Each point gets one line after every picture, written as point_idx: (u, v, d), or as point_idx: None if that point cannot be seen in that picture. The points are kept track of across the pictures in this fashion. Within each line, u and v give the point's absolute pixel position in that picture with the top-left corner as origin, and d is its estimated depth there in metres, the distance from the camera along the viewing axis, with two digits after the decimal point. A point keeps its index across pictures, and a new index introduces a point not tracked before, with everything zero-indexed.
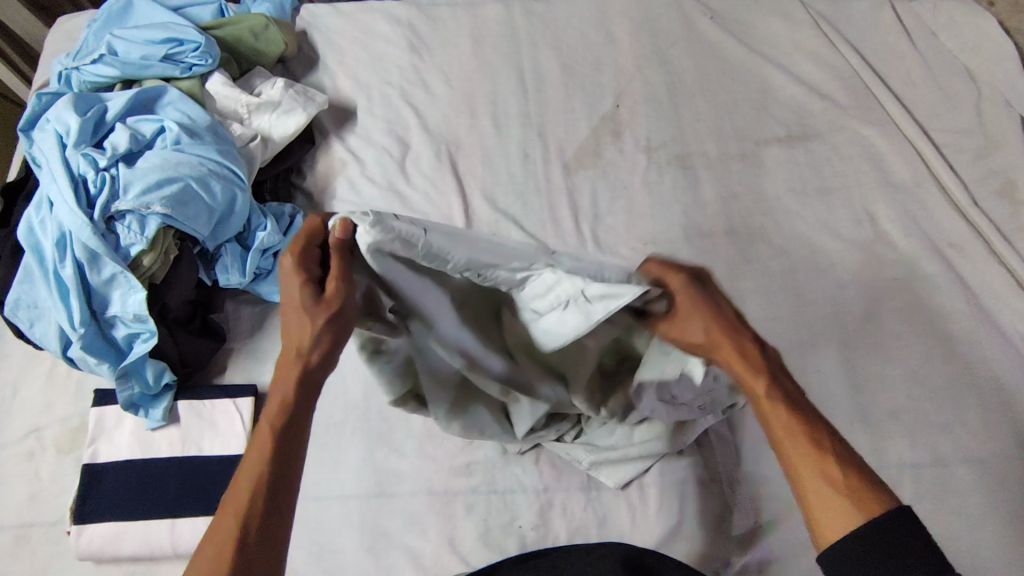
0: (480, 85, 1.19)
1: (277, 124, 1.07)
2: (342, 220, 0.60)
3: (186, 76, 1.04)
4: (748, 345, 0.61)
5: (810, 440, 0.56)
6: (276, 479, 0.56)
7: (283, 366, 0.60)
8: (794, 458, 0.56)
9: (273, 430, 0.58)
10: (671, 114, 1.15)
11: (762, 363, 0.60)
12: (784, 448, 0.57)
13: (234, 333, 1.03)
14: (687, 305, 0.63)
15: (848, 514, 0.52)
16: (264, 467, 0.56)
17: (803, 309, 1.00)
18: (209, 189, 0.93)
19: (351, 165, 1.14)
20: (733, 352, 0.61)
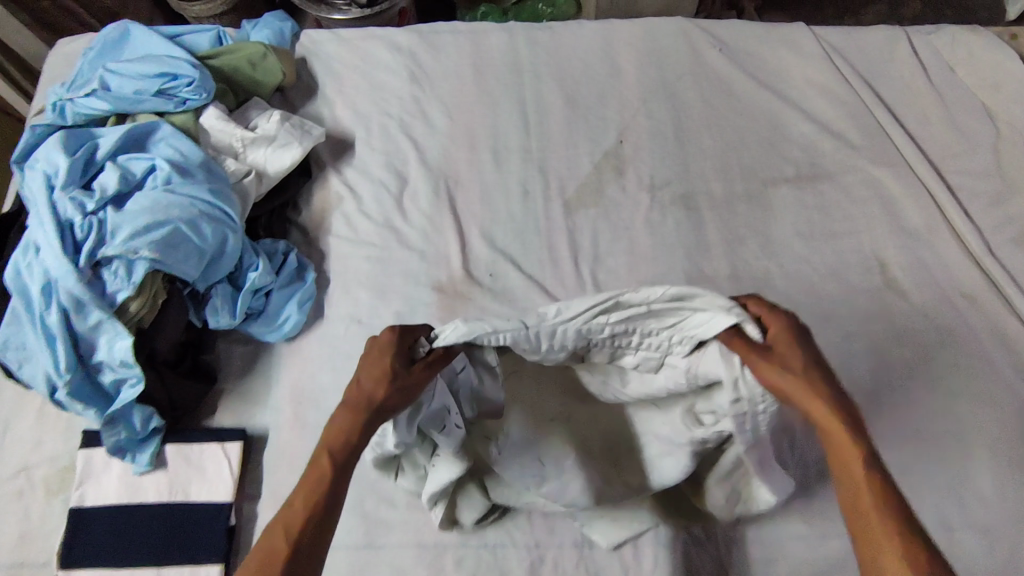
0: (480, 117, 1.16)
1: (272, 157, 1.06)
2: (394, 327, 0.70)
3: (181, 110, 1.01)
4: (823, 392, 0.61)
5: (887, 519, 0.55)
6: (328, 502, 0.61)
7: (346, 406, 0.65)
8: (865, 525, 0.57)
9: (330, 457, 0.63)
10: (677, 150, 1.12)
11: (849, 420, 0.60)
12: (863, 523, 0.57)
13: (227, 373, 1.03)
14: (790, 353, 0.64)
15: None
16: (323, 485, 0.62)
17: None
18: (200, 231, 0.91)
19: (348, 201, 1.12)
20: (811, 398, 0.61)
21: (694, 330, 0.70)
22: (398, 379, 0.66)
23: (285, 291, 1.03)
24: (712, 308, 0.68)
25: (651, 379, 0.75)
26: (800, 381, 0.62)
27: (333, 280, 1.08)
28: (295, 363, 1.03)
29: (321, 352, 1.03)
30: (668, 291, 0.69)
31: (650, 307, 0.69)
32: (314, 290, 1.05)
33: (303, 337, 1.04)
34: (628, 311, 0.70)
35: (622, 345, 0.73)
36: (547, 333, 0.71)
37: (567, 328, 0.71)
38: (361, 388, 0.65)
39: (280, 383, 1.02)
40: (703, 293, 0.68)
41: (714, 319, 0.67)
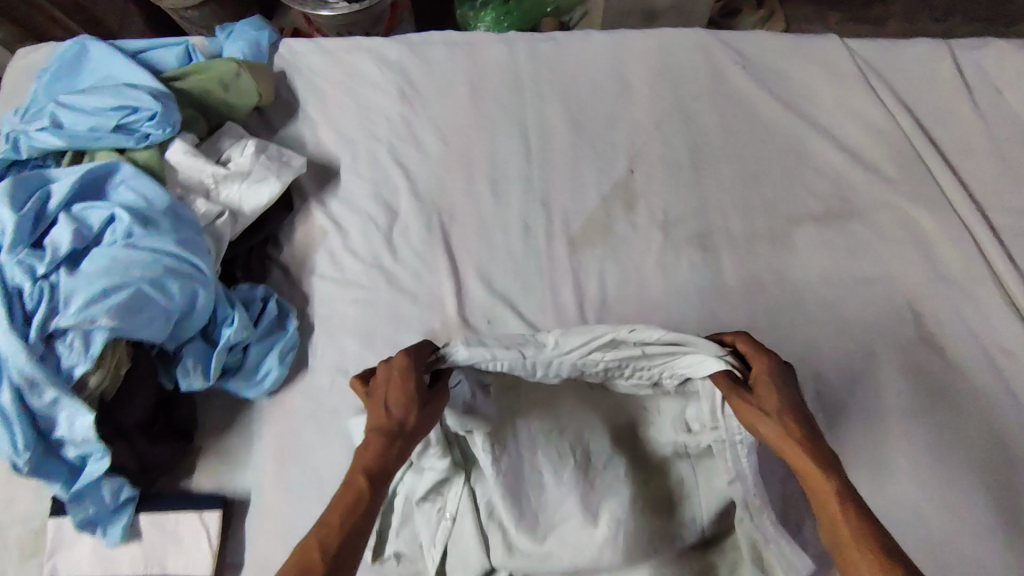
0: (477, 142, 1.06)
1: (248, 195, 0.97)
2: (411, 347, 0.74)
3: (143, 146, 0.91)
4: (795, 429, 0.65)
5: (867, 551, 0.56)
6: (357, 525, 0.63)
7: (376, 430, 0.68)
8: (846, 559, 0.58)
9: (364, 477, 0.65)
10: (693, 181, 1.02)
11: (824, 455, 0.64)
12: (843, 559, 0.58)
13: (206, 429, 0.96)
14: (766, 389, 0.69)
15: None
16: (353, 507, 0.63)
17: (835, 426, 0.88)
18: (165, 291, 0.83)
19: (332, 236, 1.03)
20: (784, 438, 0.65)
21: (681, 366, 0.75)
22: (421, 399, 0.70)
23: (264, 343, 0.95)
24: (704, 352, 0.73)
25: (638, 389, 0.81)
26: (771, 414, 0.67)
27: (318, 327, 1.00)
28: (278, 419, 0.96)
29: (306, 407, 0.96)
30: (663, 335, 0.73)
31: (647, 348, 0.74)
32: (296, 340, 0.97)
33: (286, 391, 0.97)
34: (623, 350, 0.75)
35: (615, 375, 0.79)
36: (544, 363, 0.76)
37: (562, 360, 0.75)
38: (383, 413, 0.69)
39: (262, 439, 0.96)
40: (700, 342, 0.72)
41: (708, 362, 0.72)
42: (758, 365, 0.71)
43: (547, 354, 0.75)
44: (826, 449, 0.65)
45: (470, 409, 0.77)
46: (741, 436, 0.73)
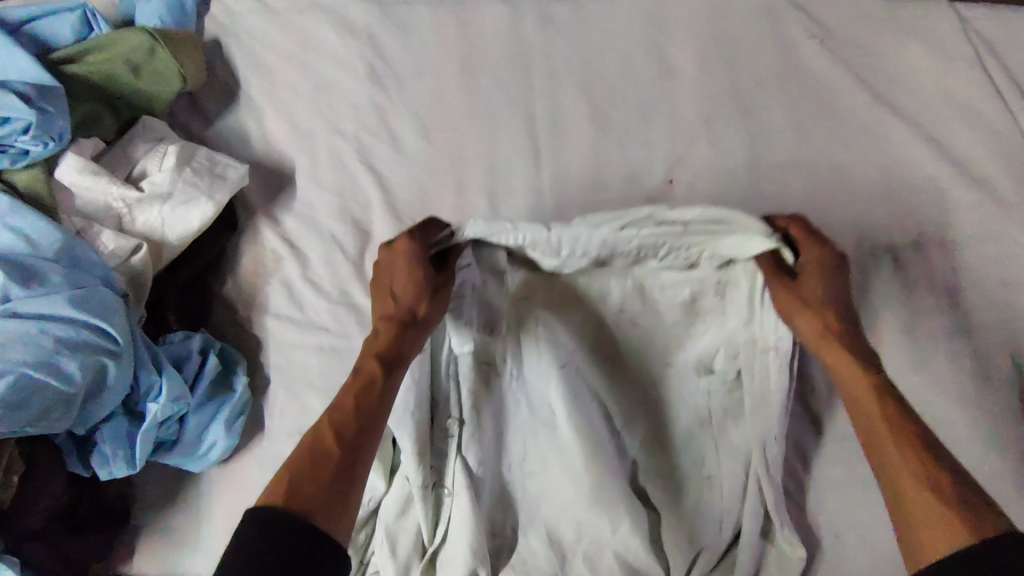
0: (469, 139, 0.81)
1: (172, 219, 0.75)
2: (420, 225, 0.62)
3: (22, 166, 0.71)
4: (831, 326, 0.59)
5: (912, 445, 0.51)
6: (362, 423, 0.54)
7: (385, 323, 0.59)
8: (885, 463, 0.52)
9: (373, 365, 0.57)
10: (751, 195, 0.77)
11: (860, 349, 0.58)
12: (881, 465, 0.52)
13: (146, 503, 0.81)
14: (817, 278, 0.60)
15: (945, 527, 0.47)
16: (359, 400, 0.55)
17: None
18: (60, 369, 0.64)
19: (287, 262, 0.82)
20: (818, 336, 0.59)
21: (722, 249, 0.62)
22: (430, 288, 0.59)
23: (206, 410, 0.76)
24: (752, 235, 0.60)
25: (673, 294, 0.65)
26: (817, 303, 0.59)
27: (273, 379, 0.81)
28: (229, 492, 0.80)
29: (261, 481, 0.79)
30: (723, 214, 0.60)
31: (687, 228, 0.60)
32: (247, 400, 0.78)
33: (238, 459, 0.80)
34: (658, 233, 0.61)
35: (644, 258, 0.63)
36: (566, 242, 0.61)
37: (591, 238, 0.61)
38: (393, 300, 0.60)
39: (212, 516, 0.79)
40: (745, 219, 0.60)
41: (754, 243, 0.60)
42: (810, 252, 0.61)
43: (568, 237, 0.60)
44: (865, 345, 0.59)
45: (483, 307, 0.64)
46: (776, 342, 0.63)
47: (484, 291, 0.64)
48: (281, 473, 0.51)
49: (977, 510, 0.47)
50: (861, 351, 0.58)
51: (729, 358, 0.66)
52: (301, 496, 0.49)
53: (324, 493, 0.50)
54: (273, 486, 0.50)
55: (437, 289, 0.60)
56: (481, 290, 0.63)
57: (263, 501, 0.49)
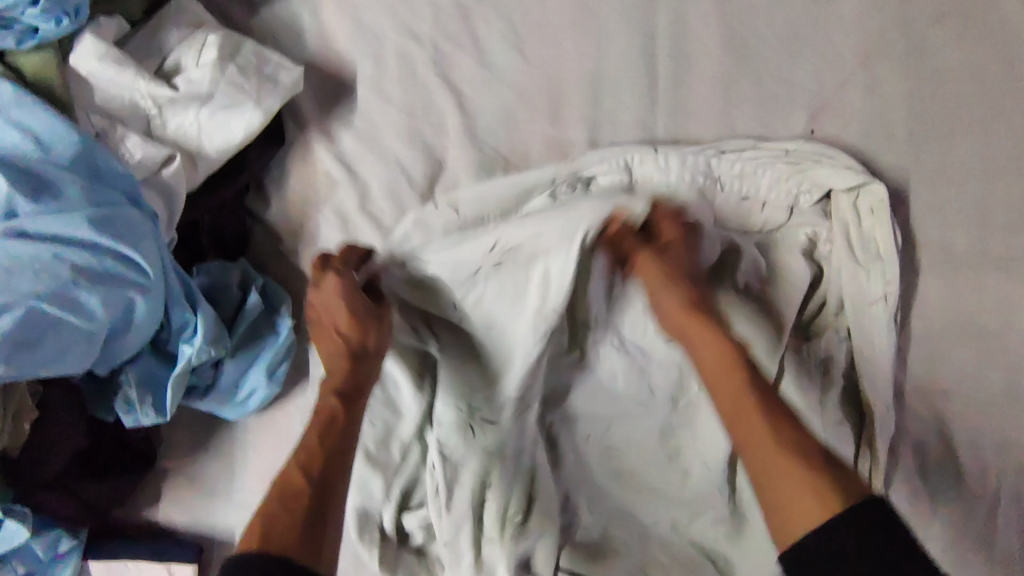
0: (572, 58, 0.67)
1: (211, 127, 0.62)
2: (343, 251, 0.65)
3: (31, 47, 0.57)
4: (696, 306, 0.57)
5: (775, 422, 0.49)
6: (330, 456, 0.56)
7: (330, 363, 0.61)
8: (748, 436, 0.49)
9: (332, 404, 0.58)
10: (908, 160, 0.66)
11: (720, 326, 0.56)
12: (747, 442, 0.49)
13: (174, 446, 0.73)
14: (676, 244, 0.59)
15: (811, 494, 0.44)
16: (323, 438, 0.56)
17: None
18: (79, 306, 0.53)
19: (343, 188, 0.70)
20: (681, 309, 0.57)
21: (823, 176, 0.64)
22: (373, 314, 0.61)
23: (245, 354, 0.66)
24: (844, 164, 0.64)
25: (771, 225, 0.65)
26: (671, 266, 0.58)
27: None
28: (267, 443, 0.71)
29: (304, 436, 0.71)
30: (809, 148, 0.65)
31: (787, 153, 0.65)
32: (292, 346, 0.68)
33: (279, 409, 0.71)
34: (755, 154, 0.65)
35: (744, 189, 0.65)
36: (659, 161, 0.64)
37: (684, 159, 0.64)
38: (326, 327, 0.62)
39: (247, 468, 0.72)
40: (837, 151, 0.64)
41: (845, 174, 0.63)
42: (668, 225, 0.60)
43: (659, 159, 0.64)
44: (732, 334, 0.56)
45: None
46: (884, 292, 0.62)
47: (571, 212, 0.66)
48: (255, 522, 0.50)
49: (842, 480, 0.45)
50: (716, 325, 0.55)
51: (835, 314, 0.65)
52: (278, 536, 0.49)
53: (301, 525, 0.50)
54: (250, 532, 0.50)
55: (378, 315, 0.62)
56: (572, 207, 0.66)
57: (241, 550, 0.48)
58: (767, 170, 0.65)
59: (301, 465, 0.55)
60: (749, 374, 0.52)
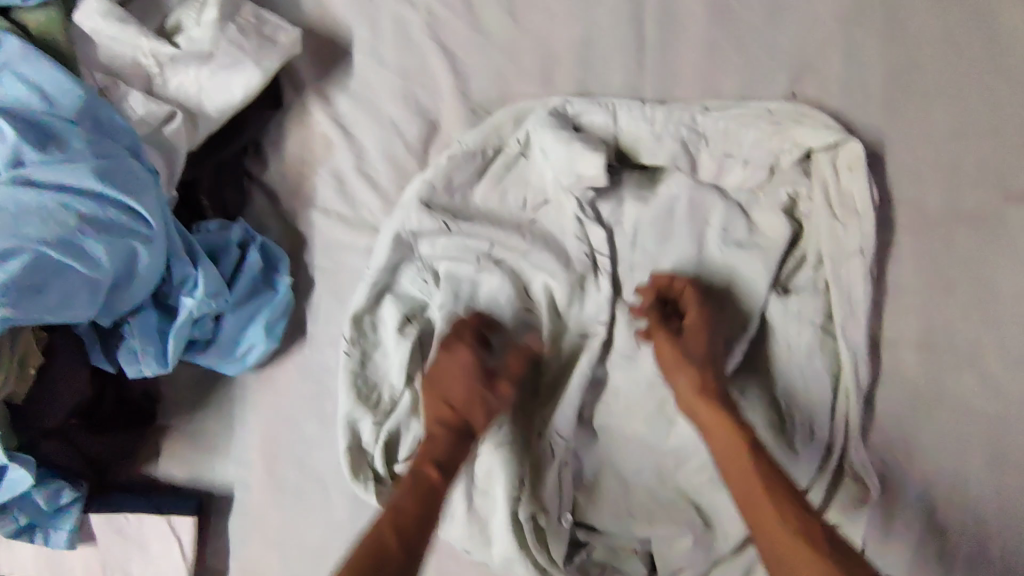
0: (563, 24, 0.70)
1: (211, 87, 0.64)
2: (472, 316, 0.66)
3: (35, 4, 0.60)
4: (712, 382, 0.61)
5: (785, 519, 0.54)
6: (417, 522, 0.58)
7: (430, 420, 0.63)
8: (759, 518, 0.55)
9: (426, 469, 0.60)
10: (886, 121, 0.69)
11: (733, 408, 0.61)
12: (759, 527, 0.55)
13: (172, 404, 0.74)
14: (698, 338, 0.64)
15: None
16: (409, 502, 0.58)
17: (986, 512, 0.68)
18: (84, 253, 0.55)
19: (339, 149, 0.71)
20: (696, 390, 0.62)
21: (804, 136, 0.66)
22: (481, 383, 0.63)
23: (244, 309, 0.68)
24: (824, 124, 0.66)
25: (750, 178, 0.69)
26: (696, 353, 0.63)
27: (316, 281, 0.72)
28: (265, 399, 0.73)
29: (302, 390, 0.73)
30: (792, 110, 0.67)
31: (770, 113, 0.67)
32: (290, 302, 0.70)
33: (276, 365, 0.73)
34: (739, 113, 0.68)
35: (728, 147, 0.68)
36: (645, 116, 0.68)
37: (669, 114, 0.68)
38: (440, 393, 0.63)
39: (246, 425, 0.74)
40: (818, 112, 0.67)
41: (824, 134, 0.66)
42: (694, 310, 0.65)
43: (645, 115, 0.68)
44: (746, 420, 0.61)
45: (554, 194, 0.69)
46: (860, 246, 0.65)
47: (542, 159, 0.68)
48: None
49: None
50: (735, 418, 0.60)
51: (814, 270, 0.68)
52: None
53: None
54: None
55: (490, 384, 0.63)
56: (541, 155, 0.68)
57: None
58: (750, 129, 0.68)
59: (381, 527, 0.57)
60: (771, 473, 0.56)
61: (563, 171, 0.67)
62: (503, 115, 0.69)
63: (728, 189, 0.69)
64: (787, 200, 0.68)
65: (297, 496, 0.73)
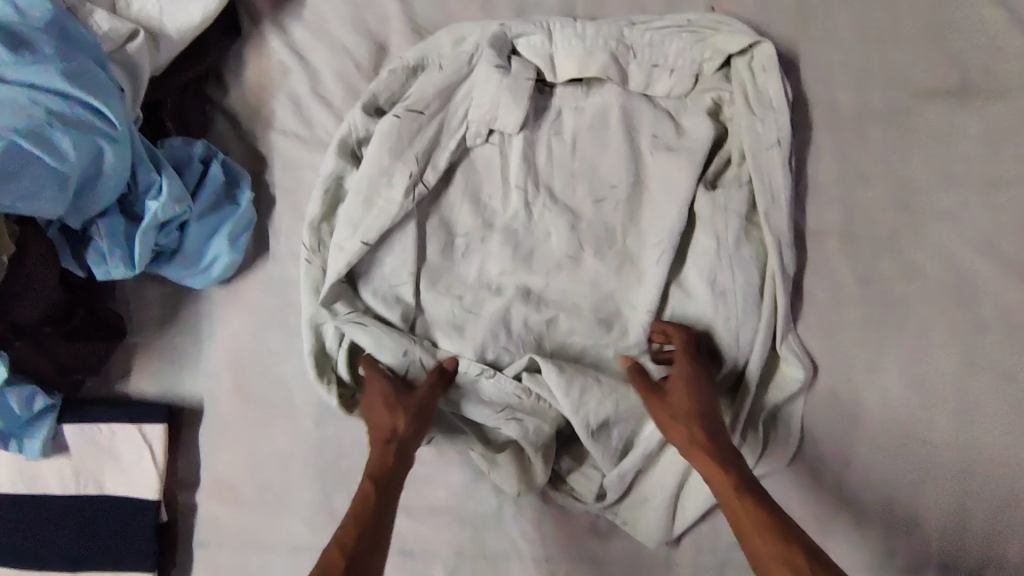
0: None
1: (171, 10, 0.69)
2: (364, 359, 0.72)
3: None
4: (700, 435, 0.65)
5: (774, 526, 0.56)
6: (372, 522, 0.57)
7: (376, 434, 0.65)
8: (749, 531, 0.57)
9: (370, 482, 0.61)
10: (798, 31, 0.78)
11: (722, 451, 0.64)
12: (749, 538, 0.57)
13: (140, 322, 0.78)
14: (682, 385, 0.68)
15: None
16: (364, 502, 0.59)
17: (903, 392, 0.73)
18: (53, 146, 0.59)
19: (295, 73, 0.76)
20: (686, 436, 0.65)
21: (721, 41, 0.74)
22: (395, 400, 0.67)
23: (208, 221, 0.72)
24: (736, 30, 0.74)
25: (675, 86, 0.75)
26: (689, 400, 0.67)
27: (277, 198, 0.77)
28: (231, 313, 0.77)
29: (269, 304, 0.77)
30: (709, 20, 0.75)
31: (690, 24, 0.75)
32: (252, 216, 0.74)
33: (239, 280, 0.77)
34: (662, 25, 0.76)
35: (655, 58, 0.75)
36: (576, 30, 0.75)
37: (601, 30, 0.75)
38: (382, 416, 0.66)
39: (216, 338, 0.78)
40: (733, 21, 0.74)
41: (737, 38, 0.73)
42: (679, 366, 0.70)
43: (577, 30, 0.75)
44: (733, 454, 0.64)
45: (493, 110, 0.74)
46: (777, 138, 0.72)
47: (472, 79, 0.75)
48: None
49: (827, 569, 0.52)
50: (724, 454, 0.63)
51: (738, 165, 0.74)
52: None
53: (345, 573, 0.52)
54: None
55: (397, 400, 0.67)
56: (470, 74, 0.75)
57: None
58: (672, 39, 0.75)
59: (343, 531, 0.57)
60: (755, 493, 0.59)
61: (488, 83, 0.74)
62: (444, 36, 0.76)
63: (658, 97, 0.76)
64: (710, 103, 0.75)
65: (264, 406, 0.76)
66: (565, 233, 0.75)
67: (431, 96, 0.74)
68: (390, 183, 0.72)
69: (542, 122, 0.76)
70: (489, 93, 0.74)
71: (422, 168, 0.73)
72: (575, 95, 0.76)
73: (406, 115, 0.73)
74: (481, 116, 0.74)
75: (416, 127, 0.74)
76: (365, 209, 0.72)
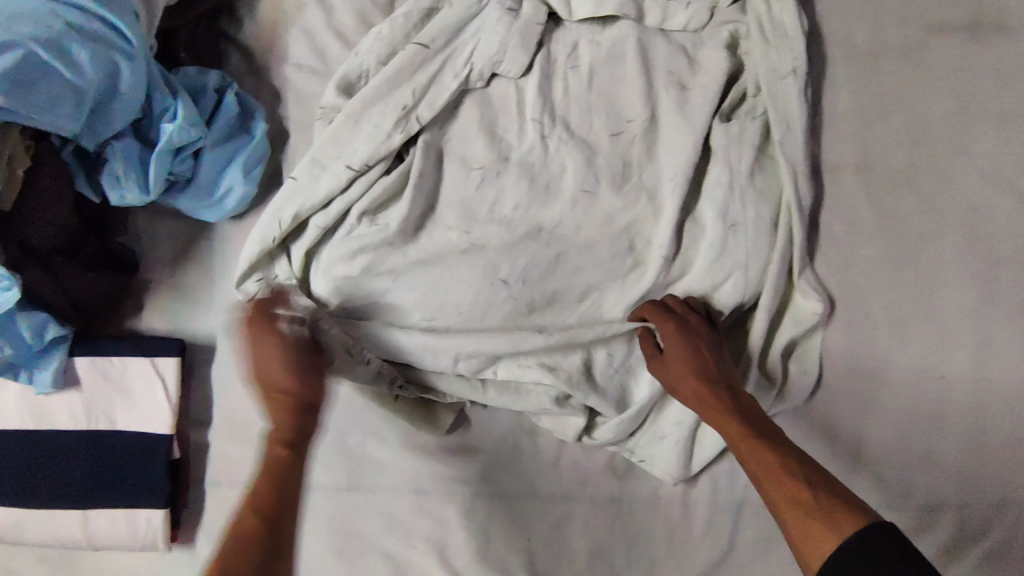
0: None
1: None
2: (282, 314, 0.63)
3: None
4: (703, 389, 0.66)
5: (780, 469, 0.56)
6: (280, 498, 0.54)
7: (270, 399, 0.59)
8: (759, 476, 0.57)
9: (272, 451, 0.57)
10: None
11: (726, 398, 0.65)
12: (759, 482, 0.57)
13: (152, 259, 0.77)
14: (675, 336, 0.69)
15: (810, 527, 0.51)
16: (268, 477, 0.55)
17: (922, 316, 0.69)
18: (68, 59, 0.58)
19: (309, 8, 0.76)
20: (690, 391, 0.67)
21: None
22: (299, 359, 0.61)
23: (221, 151, 0.72)
24: None
25: (692, 20, 0.75)
26: (688, 355, 0.68)
27: (291, 133, 0.77)
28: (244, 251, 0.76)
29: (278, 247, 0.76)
30: None
31: None
32: (266, 149, 0.74)
33: (252, 216, 0.77)
34: None
35: None
36: None
37: None
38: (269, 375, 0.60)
39: (228, 274, 0.77)
40: None
41: None
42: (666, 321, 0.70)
43: None
44: (736, 397, 0.65)
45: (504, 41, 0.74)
46: (793, 65, 0.72)
47: (484, 17, 0.75)
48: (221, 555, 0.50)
49: (835, 506, 0.51)
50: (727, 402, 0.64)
51: (754, 96, 0.74)
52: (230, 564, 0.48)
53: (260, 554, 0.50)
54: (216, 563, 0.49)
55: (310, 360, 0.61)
56: (480, 14, 0.75)
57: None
58: None
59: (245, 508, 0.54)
60: (762, 436, 0.60)
61: (496, 26, 0.74)
62: None
63: (674, 31, 0.76)
64: (727, 35, 0.75)
65: None
66: (580, 165, 0.73)
67: (439, 31, 0.73)
68: (380, 114, 0.72)
69: (558, 55, 0.76)
70: (495, 31, 0.74)
71: (419, 102, 0.73)
72: (590, 30, 0.76)
73: (411, 50, 0.73)
74: (486, 58, 0.74)
75: (418, 63, 0.73)
76: (355, 133, 0.72)
